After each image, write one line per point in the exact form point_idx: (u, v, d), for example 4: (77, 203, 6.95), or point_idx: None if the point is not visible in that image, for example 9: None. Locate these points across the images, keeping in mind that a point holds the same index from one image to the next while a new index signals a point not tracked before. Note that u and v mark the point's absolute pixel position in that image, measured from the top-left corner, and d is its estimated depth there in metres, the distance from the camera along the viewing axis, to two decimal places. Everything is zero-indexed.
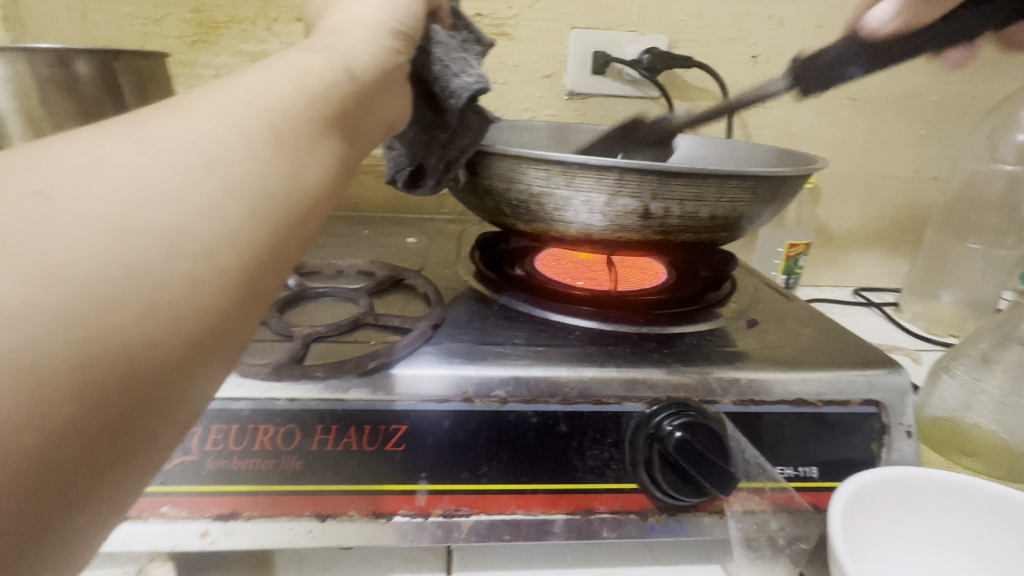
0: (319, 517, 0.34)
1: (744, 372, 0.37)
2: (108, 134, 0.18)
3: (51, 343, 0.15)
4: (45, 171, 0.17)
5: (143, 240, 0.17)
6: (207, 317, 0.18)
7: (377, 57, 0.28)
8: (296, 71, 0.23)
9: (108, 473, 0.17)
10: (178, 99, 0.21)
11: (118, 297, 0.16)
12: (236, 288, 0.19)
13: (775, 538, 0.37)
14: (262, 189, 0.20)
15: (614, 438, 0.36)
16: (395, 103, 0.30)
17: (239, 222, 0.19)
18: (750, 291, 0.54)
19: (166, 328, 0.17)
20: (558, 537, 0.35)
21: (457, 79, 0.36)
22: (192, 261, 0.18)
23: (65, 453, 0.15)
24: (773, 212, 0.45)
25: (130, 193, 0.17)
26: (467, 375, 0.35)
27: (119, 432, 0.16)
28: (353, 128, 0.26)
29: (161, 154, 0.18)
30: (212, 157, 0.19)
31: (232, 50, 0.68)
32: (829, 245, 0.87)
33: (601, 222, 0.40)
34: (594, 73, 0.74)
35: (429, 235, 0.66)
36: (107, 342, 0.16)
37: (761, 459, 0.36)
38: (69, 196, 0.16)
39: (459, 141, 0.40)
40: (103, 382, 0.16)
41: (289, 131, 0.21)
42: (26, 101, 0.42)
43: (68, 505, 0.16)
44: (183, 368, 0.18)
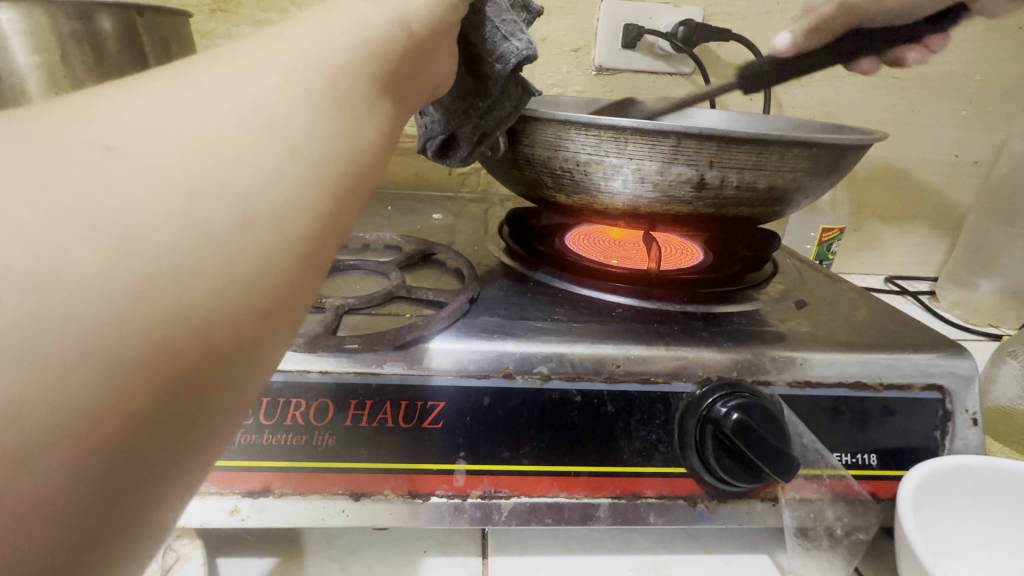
0: (353, 496, 0.32)
1: (801, 353, 0.35)
2: (162, 82, 0.16)
3: (126, 320, 0.13)
4: (101, 121, 0.14)
5: (213, 204, 0.15)
6: (279, 293, 0.16)
7: (431, 8, 0.25)
8: (352, 19, 0.21)
9: (181, 460, 0.15)
10: (230, 47, 0.18)
11: (192, 269, 0.14)
12: (305, 261, 0.17)
13: (832, 528, 0.35)
14: (327, 153, 0.17)
15: (662, 420, 0.34)
16: (445, 63, 0.28)
17: (307, 189, 0.17)
18: (792, 274, 0.52)
19: (237, 302, 0.15)
20: (602, 522, 0.34)
21: (507, 44, 0.34)
22: (263, 231, 0.15)
23: (140, 444, 0.14)
24: (828, 187, 0.42)
25: (195, 150, 0.15)
26: (508, 351, 0.33)
27: (194, 417, 0.15)
28: (408, 87, 0.23)
29: (221, 107, 0.16)
30: (274, 115, 0.16)
31: (251, 20, 0.66)
32: (863, 230, 0.84)
33: (650, 193, 0.38)
34: (624, 47, 0.71)
35: (454, 212, 0.64)
36: (182, 318, 0.14)
37: (820, 445, 0.34)
38: (134, 151, 0.14)
39: (499, 110, 0.37)
40: (179, 362, 0.14)
41: (348, 89, 0.19)
42: (45, 59, 0.40)
43: (141, 496, 0.14)
44: (254, 346, 0.16)
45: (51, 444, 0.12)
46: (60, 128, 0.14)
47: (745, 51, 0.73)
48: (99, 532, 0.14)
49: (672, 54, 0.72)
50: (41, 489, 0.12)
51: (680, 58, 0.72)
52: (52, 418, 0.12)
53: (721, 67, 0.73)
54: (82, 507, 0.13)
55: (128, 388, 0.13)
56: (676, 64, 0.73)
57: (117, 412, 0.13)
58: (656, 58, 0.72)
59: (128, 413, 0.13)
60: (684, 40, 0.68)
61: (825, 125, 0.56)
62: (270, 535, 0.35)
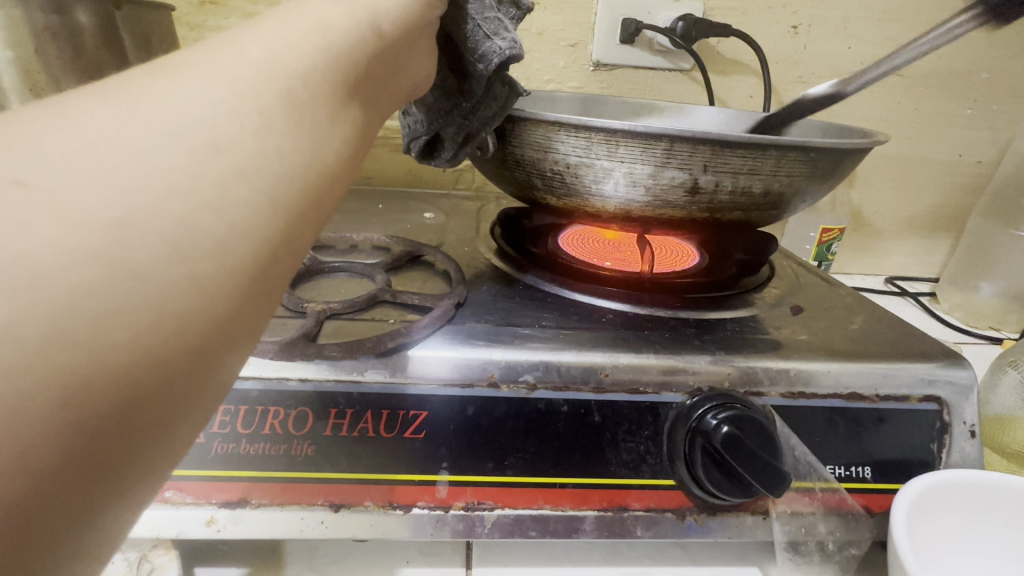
0: (332, 506, 0.32)
1: (794, 363, 0.34)
2: (95, 103, 0.15)
3: (34, 373, 0.12)
4: (21, 150, 0.14)
5: (142, 238, 0.14)
6: (215, 327, 0.15)
7: (407, 6, 0.24)
8: (318, 21, 0.20)
9: (107, 504, 0.14)
10: (179, 57, 0.17)
11: (115, 311, 0.13)
12: (249, 289, 0.16)
13: (824, 542, 0.35)
14: (277, 170, 0.17)
15: (651, 430, 0.33)
16: (423, 64, 0.27)
17: (250, 214, 0.16)
18: (790, 278, 0.51)
19: (167, 341, 0.14)
20: (588, 535, 0.33)
21: (490, 43, 0.32)
22: (200, 261, 0.15)
23: (59, 494, 0.13)
24: (826, 190, 0.41)
25: (125, 180, 0.14)
26: (493, 359, 0.32)
27: (115, 462, 0.14)
28: (378, 91, 0.22)
29: (157, 129, 0.15)
30: (219, 135, 0.16)
31: (241, 12, 0.64)
32: (863, 231, 0.82)
33: (642, 197, 0.37)
34: (622, 42, 0.69)
35: (446, 211, 0.63)
36: (100, 364, 0.13)
37: (813, 458, 0.33)
38: (56, 185, 0.13)
39: (483, 111, 0.36)
40: (97, 410, 0.13)
41: (308, 99, 0.18)
42: (19, 54, 0.39)
43: (62, 542, 0.14)
44: (188, 383, 0.15)
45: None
46: None
47: (746, 48, 0.71)
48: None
49: (670, 50, 0.70)
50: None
51: (679, 54, 0.71)
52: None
53: (721, 63, 0.72)
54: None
55: (39, 441, 0.13)
56: (674, 60, 0.71)
57: (24, 466, 0.12)
58: (654, 54, 0.70)
59: (37, 466, 0.13)
60: (683, 36, 0.67)
61: (828, 125, 0.55)
62: (250, 545, 0.34)
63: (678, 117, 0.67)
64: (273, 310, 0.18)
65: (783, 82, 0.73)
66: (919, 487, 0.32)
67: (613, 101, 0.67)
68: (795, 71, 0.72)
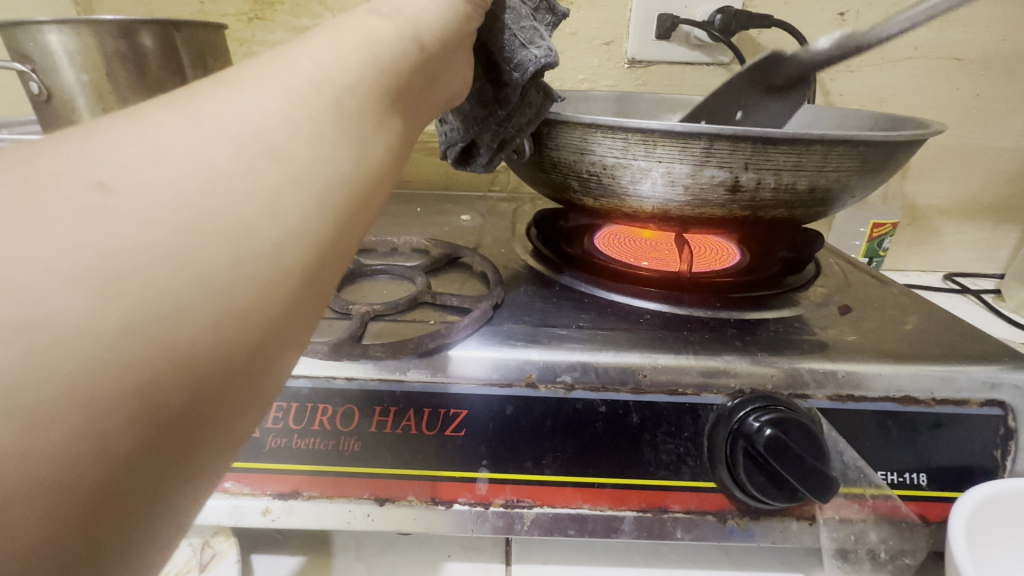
0: (378, 500, 0.33)
1: (842, 365, 0.33)
2: (164, 114, 0.16)
3: (115, 369, 0.14)
4: (100, 158, 0.15)
5: (207, 241, 0.15)
6: (270, 325, 0.17)
7: (445, 18, 0.25)
8: (367, 35, 0.21)
9: (171, 494, 0.15)
10: (239, 70, 0.19)
11: (182, 309, 0.15)
12: (302, 290, 0.17)
13: (875, 551, 0.34)
14: (328, 178, 0.18)
15: (691, 432, 0.33)
16: (460, 74, 0.28)
17: (303, 217, 0.17)
18: (837, 276, 0.49)
19: (228, 338, 0.15)
20: (626, 535, 0.33)
21: (524, 52, 0.33)
22: (260, 262, 0.16)
23: (131, 480, 0.14)
24: (876, 185, 0.39)
25: (192, 185, 0.15)
26: (530, 359, 0.33)
27: (180, 454, 0.15)
28: (419, 100, 0.23)
29: (221, 139, 0.16)
30: (275, 142, 0.17)
31: (287, 27, 0.68)
32: (918, 224, 0.78)
33: (680, 197, 0.36)
34: (658, 38, 0.68)
35: (482, 213, 0.64)
36: (171, 359, 0.14)
37: (863, 463, 0.32)
38: (132, 188, 0.15)
39: (519, 117, 0.36)
40: (169, 402, 0.14)
41: (354, 109, 0.19)
42: (93, 77, 0.42)
43: (130, 529, 0.15)
44: (246, 378, 0.16)
45: (42, 490, 0.13)
46: (66, 164, 0.15)
47: (789, 38, 0.69)
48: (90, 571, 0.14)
49: (708, 43, 0.69)
50: (36, 534, 0.13)
51: (717, 47, 0.69)
52: (40, 467, 0.13)
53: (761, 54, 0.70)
54: (73, 546, 0.14)
55: (115, 430, 0.14)
56: (712, 54, 0.70)
57: (103, 454, 0.14)
58: (691, 48, 0.69)
59: (115, 453, 0.14)
60: (722, 29, 0.65)
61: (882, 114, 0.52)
62: (302, 534, 0.36)
63: None
64: (321, 313, 0.19)
65: (829, 73, 0.70)
66: (985, 495, 0.30)
67: (650, 98, 0.67)
68: (842, 60, 0.70)
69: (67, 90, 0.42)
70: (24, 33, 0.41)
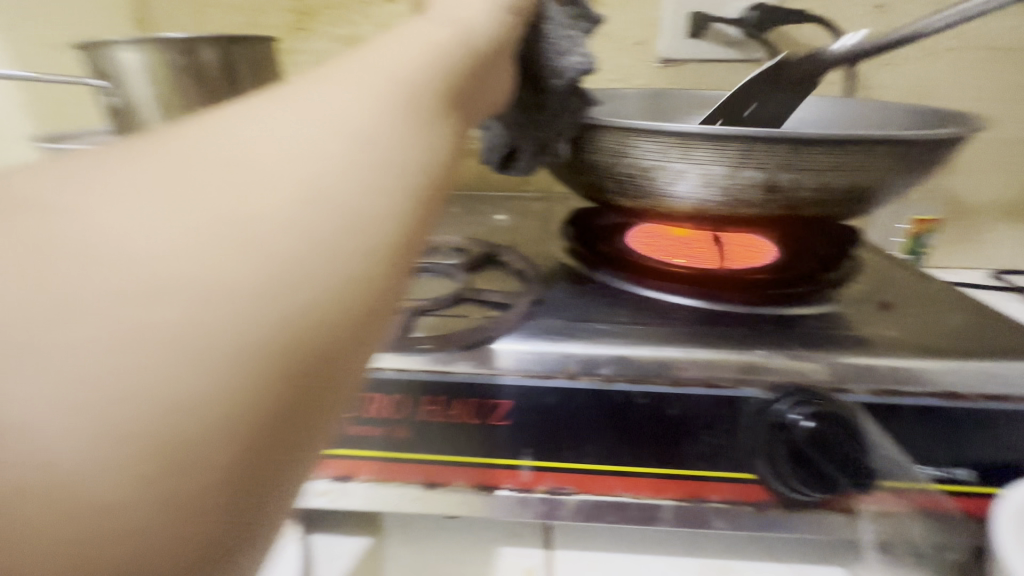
0: (426, 485, 0.35)
1: (882, 360, 0.33)
2: (273, 100, 0.18)
3: (253, 332, 0.14)
4: (226, 136, 0.16)
5: (325, 211, 0.16)
6: (381, 298, 0.17)
7: (493, 29, 0.27)
8: (430, 43, 0.23)
9: (296, 464, 0.15)
10: (327, 66, 0.20)
11: (311, 274, 0.15)
12: (403, 265, 0.18)
13: (915, 543, 0.34)
14: (415, 161, 0.19)
15: (728, 424, 0.33)
16: (503, 81, 0.30)
17: (397, 197, 0.18)
18: (877, 273, 0.48)
19: (352, 306, 0.16)
20: (665, 522, 0.35)
21: (565, 59, 0.36)
22: (370, 233, 0.17)
23: (267, 442, 0.14)
24: (915, 183, 0.39)
25: (308, 161, 0.16)
26: (572, 353, 0.34)
27: (310, 421, 0.15)
28: (473, 101, 0.25)
29: (325, 120, 0.17)
30: (366, 127, 0.18)
31: (328, 36, 0.71)
32: (963, 220, 0.76)
33: (716, 197, 0.37)
34: (689, 36, 0.68)
35: (517, 212, 0.65)
36: (303, 321, 0.15)
37: (904, 458, 0.32)
38: (260, 163, 0.15)
39: (558, 122, 0.38)
40: (304, 364, 0.15)
41: (427, 104, 0.21)
42: (159, 90, 0.46)
43: (263, 495, 0.15)
44: (361, 349, 0.16)
45: (196, 446, 0.13)
46: (198, 141, 0.16)
47: (824, 32, 0.68)
48: (234, 536, 0.14)
49: (742, 40, 0.68)
50: (191, 488, 0.13)
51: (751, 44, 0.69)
52: (194, 423, 0.13)
53: (796, 49, 0.69)
54: (222, 505, 0.14)
55: (259, 387, 0.14)
56: (748, 50, 0.69)
57: (249, 415, 0.14)
58: (725, 46, 0.68)
59: (258, 417, 0.14)
60: (756, 26, 0.65)
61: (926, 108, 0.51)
62: (354, 515, 0.39)
63: None
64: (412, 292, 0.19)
65: (867, 66, 0.69)
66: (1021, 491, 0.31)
67: (683, 95, 0.67)
68: (880, 53, 0.68)
69: (137, 102, 0.46)
70: (101, 52, 0.45)
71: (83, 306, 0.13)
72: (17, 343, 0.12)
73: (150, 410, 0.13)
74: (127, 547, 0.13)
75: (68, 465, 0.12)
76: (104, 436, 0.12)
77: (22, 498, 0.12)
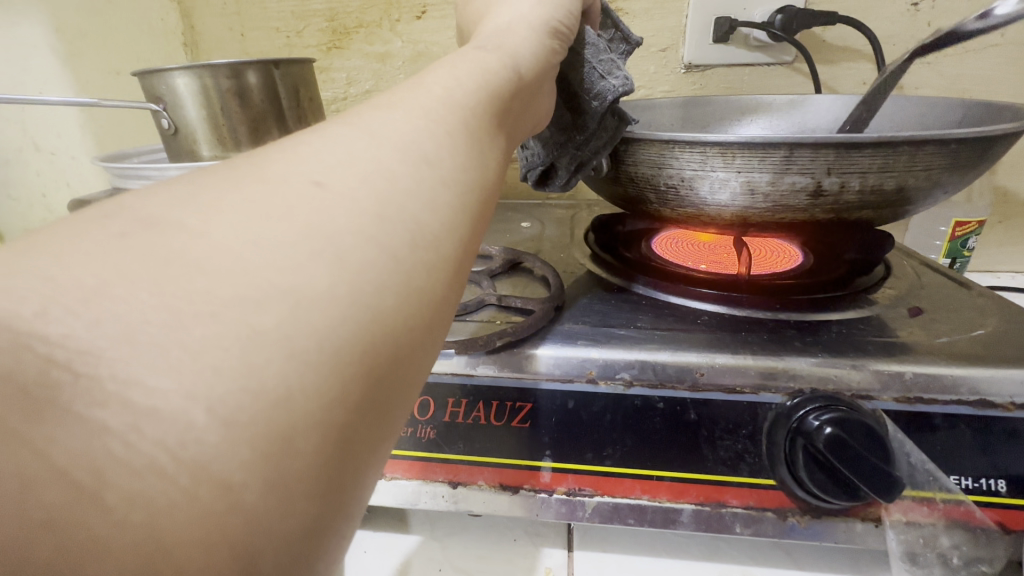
0: (451, 483, 0.37)
1: (910, 367, 0.32)
2: (344, 127, 0.19)
3: (341, 326, 0.15)
4: (308, 162, 0.18)
5: (396, 227, 0.17)
6: (441, 300, 0.18)
7: (536, 55, 0.29)
8: (472, 70, 0.25)
9: (371, 455, 0.16)
10: (386, 97, 0.22)
11: (386, 284, 0.17)
12: (454, 277, 0.19)
13: (947, 556, 0.33)
14: (466, 181, 0.20)
15: (750, 430, 0.33)
16: (545, 102, 0.32)
17: (456, 211, 0.20)
18: (909, 278, 0.47)
19: (419, 309, 0.17)
20: (685, 526, 0.35)
21: (602, 82, 0.38)
22: (433, 249, 0.18)
23: (354, 431, 0.16)
24: (961, 182, 0.39)
25: (380, 185, 0.18)
26: (591, 357, 0.34)
27: (385, 409, 0.17)
28: (512, 121, 0.27)
29: (391, 146, 0.19)
30: (431, 149, 0.20)
31: (361, 53, 0.75)
32: (1010, 222, 0.72)
33: (760, 204, 0.37)
34: (716, 42, 0.68)
35: (543, 220, 0.67)
36: (380, 322, 0.16)
37: (933, 467, 0.32)
38: (342, 185, 0.17)
39: (595, 142, 0.40)
40: (380, 359, 0.16)
41: (476, 127, 0.22)
42: (209, 112, 0.49)
43: (348, 483, 0.16)
44: (423, 349, 0.18)
45: (302, 427, 0.14)
46: (285, 167, 0.17)
47: (856, 32, 0.67)
48: (326, 520, 0.15)
49: (770, 44, 0.68)
50: (295, 467, 0.14)
51: (780, 47, 0.68)
52: (299, 408, 0.14)
53: (827, 51, 0.68)
54: (319, 485, 0.15)
55: (348, 381, 0.15)
56: (776, 54, 0.68)
57: (339, 401, 0.15)
58: (751, 50, 0.68)
59: (346, 401, 0.15)
60: (783, 28, 0.64)
61: (971, 106, 0.50)
62: (385, 512, 0.41)
63: (792, 110, 0.64)
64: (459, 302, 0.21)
65: None
66: None
67: (714, 100, 0.66)
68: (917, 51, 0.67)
69: (188, 124, 0.50)
70: (159, 78, 0.49)
71: (199, 308, 0.14)
72: (144, 340, 0.13)
73: (262, 395, 0.14)
74: (237, 527, 0.13)
75: (190, 447, 0.13)
76: (221, 421, 0.13)
77: (150, 476, 0.13)
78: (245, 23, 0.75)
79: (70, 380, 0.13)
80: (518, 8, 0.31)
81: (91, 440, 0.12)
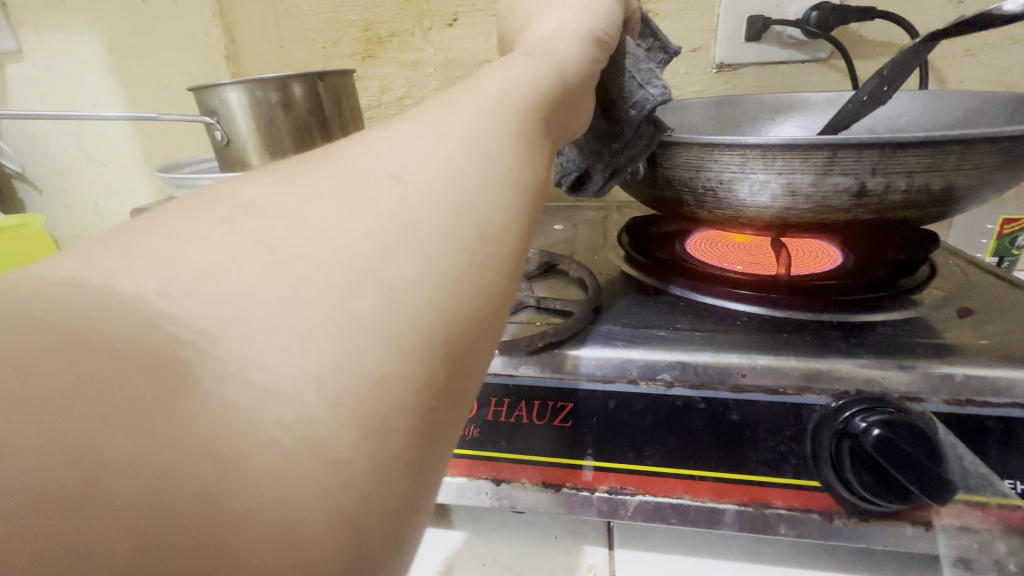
0: (495, 480, 0.38)
1: (961, 368, 0.32)
2: (411, 127, 0.21)
3: (425, 318, 0.16)
4: (385, 157, 0.19)
5: (468, 221, 0.19)
6: (506, 292, 0.19)
7: (580, 62, 0.30)
8: (521, 77, 0.26)
9: (449, 439, 0.17)
10: (443, 101, 0.23)
11: (461, 274, 0.18)
12: (516, 269, 0.20)
13: (1002, 564, 0.31)
14: (524, 183, 0.21)
15: (793, 431, 0.33)
16: (588, 107, 0.32)
17: (516, 210, 0.21)
18: (955, 277, 0.46)
19: (488, 301, 0.18)
20: (729, 527, 0.36)
21: (642, 91, 0.38)
22: (501, 242, 0.19)
23: (436, 416, 0.17)
24: (1012, 178, 0.38)
25: (451, 181, 0.19)
26: (632, 358, 0.35)
27: (460, 395, 0.18)
28: (558, 126, 0.28)
29: (458, 144, 0.20)
30: (493, 151, 0.21)
31: (394, 62, 0.77)
32: None
33: (802, 205, 0.37)
34: (749, 40, 0.68)
35: (575, 222, 0.67)
36: (458, 312, 0.17)
37: (986, 470, 0.30)
38: (419, 181, 0.18)
39: (631, 149, 0.40)
40: (457, 347, 0.17)
41: (529, 132, 0.23)
42: (258, 124, 0.51)
43: (432, 464, 0.17)
44: (491, 339, 0.19)
45: (395, 409, 0.15)
46: (364, 162, 0.19)
47: (895, 27, 0.65)
48: (417, 498, 0.16)
49: (805, 41, 0.67)
50: (391, 447, 0.15)
51: (814, 44, 0.67)
52: (392, 392, 0.15)
53: (864, 47, 0.67)
54: (410, 465, 0.16)
55: (432, 368, 0.16)
56: (811, 51, 0.68)
57: (424, 388, 0.16)
58: (785, 47, 0.68)
59: (432, 388, 0.16)
60: (819, 26, 0.63)
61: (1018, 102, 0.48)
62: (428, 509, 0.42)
63: (828, 108, 0.63)
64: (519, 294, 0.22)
65: (944, 59, 0.66)
66: None
67: (748, 99, 0.65)
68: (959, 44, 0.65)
69: (239, 136, 0.52)
70: (213, 93, 0.51)
71: (303, 291, 0.15)
72: (257, 323, 0.15)
73: (362, 377, 0.15)
74: (349, 503, 0.14)
75: (306, 424, 0.14)
76: (329, 400, 0.14)
77: (275, 452, 0.14)
78: (283, 36, 0.77)
79: (200, 359, 0.14)
80: (561, 18, 0.32)
81: (221, 416, 0.14)
